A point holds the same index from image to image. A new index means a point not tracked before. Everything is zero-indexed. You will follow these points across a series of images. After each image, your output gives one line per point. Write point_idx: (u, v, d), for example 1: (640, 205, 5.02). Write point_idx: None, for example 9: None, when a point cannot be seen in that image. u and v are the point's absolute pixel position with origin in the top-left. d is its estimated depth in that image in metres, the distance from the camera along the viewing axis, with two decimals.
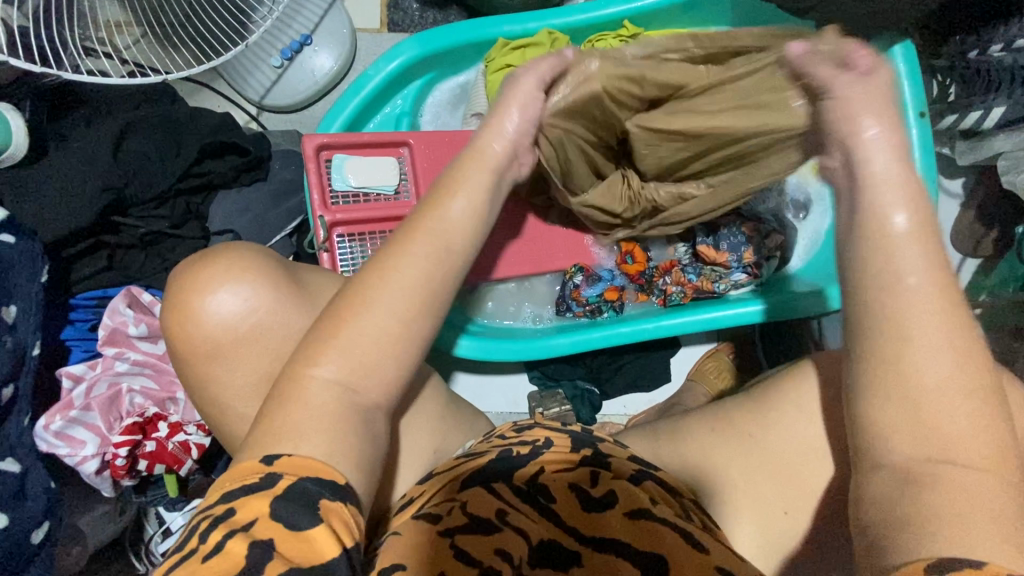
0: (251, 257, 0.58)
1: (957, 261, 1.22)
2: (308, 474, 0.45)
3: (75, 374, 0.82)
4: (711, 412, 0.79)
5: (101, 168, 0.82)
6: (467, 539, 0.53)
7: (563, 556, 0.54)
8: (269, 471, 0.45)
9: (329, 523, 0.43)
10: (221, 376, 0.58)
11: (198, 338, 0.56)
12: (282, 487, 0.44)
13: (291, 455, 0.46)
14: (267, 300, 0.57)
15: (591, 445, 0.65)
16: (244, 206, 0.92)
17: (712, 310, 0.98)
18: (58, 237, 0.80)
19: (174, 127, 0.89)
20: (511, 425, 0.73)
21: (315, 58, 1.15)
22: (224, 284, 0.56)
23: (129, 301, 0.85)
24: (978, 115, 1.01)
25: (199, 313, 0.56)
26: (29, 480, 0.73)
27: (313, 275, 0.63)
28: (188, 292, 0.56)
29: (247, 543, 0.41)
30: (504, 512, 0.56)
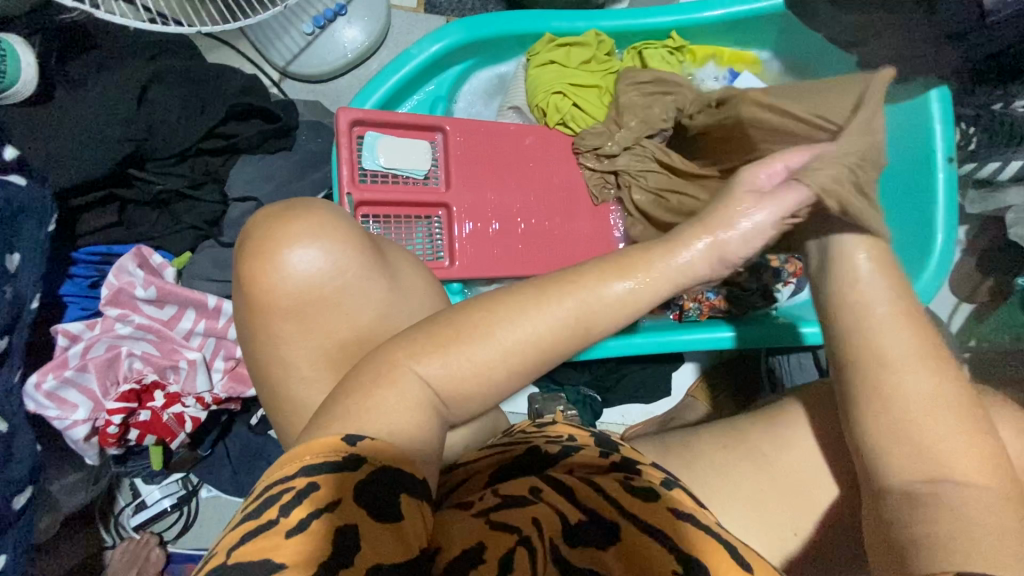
0: (334, 215, 0.55)
1: (951, 304, 1.27)
2: (384, 462, 0.43)
3: (72, 333, 0.77)
4: (717, 422, 0.75)
5: (123, 117, 0.77)
6: (503, 515, 0.51)
7: (600, 535, 0.52)
8: (352, 451, 0.42)
9: (408, 518, 0.41)
10: (251, 348, 0.55)
11: (275, 291, 0.52)
12: (363, 473, 0.42)
13: (374, 439, 0.44)
14: (352, 263, 0.54)
15: (618, 450, 0.63)
16: (267, 174, 0.88)
17: (768, 326, 0.98)
18: (70, 185, 0.75)
19: (201, 83, 0.84)
20: (529, 421, 0.74)
21: (347, 29, 1.11)
22: (317, 238, 0.53)
23: (138, 261, 0.81)
24: (995, 166, 1.06)
25: (283, 267, 0.52)
26: (15, 443, 0.68)
27: (391, 248, 0.61)
28: (274, 238, 0.52)
29: (332, 527, 0.39)
30: (537, 490, 0.55)
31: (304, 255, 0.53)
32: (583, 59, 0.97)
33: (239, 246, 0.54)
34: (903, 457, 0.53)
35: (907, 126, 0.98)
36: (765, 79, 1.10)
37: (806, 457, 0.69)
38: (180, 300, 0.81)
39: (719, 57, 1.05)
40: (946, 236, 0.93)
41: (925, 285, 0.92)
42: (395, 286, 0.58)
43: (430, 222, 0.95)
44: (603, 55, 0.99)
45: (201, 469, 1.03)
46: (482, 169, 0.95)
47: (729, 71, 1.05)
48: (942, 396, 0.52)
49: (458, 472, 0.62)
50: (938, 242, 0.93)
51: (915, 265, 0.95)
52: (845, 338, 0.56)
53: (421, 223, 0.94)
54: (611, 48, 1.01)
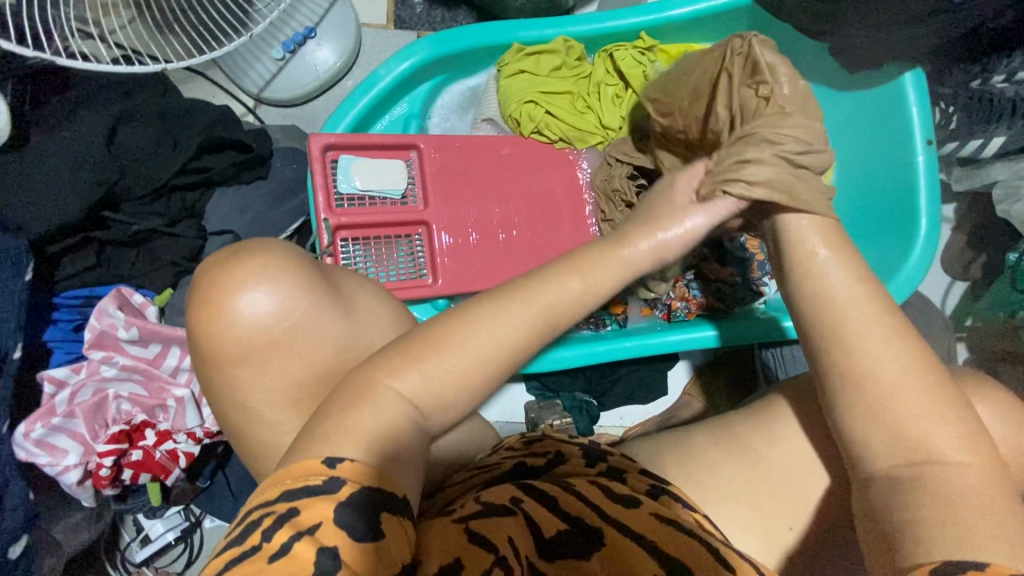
0: (285, 255, 0.55)
1: (945, 283, 1.25)
2: (369, 480, 0.42)
3: (58, 379, 0.77)
4: (708, 423, 0.74)
5: (94, 160, 0.77)
6: (481, 525, 0.51)
7: (585, 542, 0.54)
8: (332, 474, 0.42)
9: (392, 535, 0.41)
10: (225, 388, 0.56)
11: (229, 339, 0.53)
12: (345, 494, 0.41)
13: (353, 459, 0.43)
14: (300, 305, 0.53)
15: (603, 459, 0.66)
16: (244, 206, 0.88)
17: (755, 322, 0.98)
18: (46, 233, 0.75)
19: (171, 118, 0.84)
20: (518, 438, 0.73)
21: (318, 51, 1.11)
22: (261, 284, 0.52)
23: (118, 302, 0.81)
24: (979, 144, 1.04)
25: (231, 314, 0.52)
26: (7, 494, 0.69)
27: (350, 279, 0.60)
28: (222, 287, 0.52)
29: (315, 547, 0.39)
30: (518, 500, 0.56)
31: (255, 299, 0.53)
32: (553, 67, 0.97)
33: (191, 297, 0.54)
34: (881, 444, 0.53)
35: (883, 111, 0.97)
36: None
37: (797, 455, 0.69)
38: (163, 338, 0.81)
39: (691, 54, 1.04)
40: (930, 218, 0.92)
41: (912, 268, 0.91)
42: (354, 320, 0.57)
43: (411, 241, 0.94)
44: (573, 61, 0.99)
45: (201, 501, 1.03)
46: (461, 183, 0.95)
47: None
48: (913, 388, 0.53)
49: (443, 495, 0.62)
50: (922, 225, 0.92)
51: (900, 250, 0.94)
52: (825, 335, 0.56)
53: (401, 242, 0.94)
54: (582, 53, 1.00)
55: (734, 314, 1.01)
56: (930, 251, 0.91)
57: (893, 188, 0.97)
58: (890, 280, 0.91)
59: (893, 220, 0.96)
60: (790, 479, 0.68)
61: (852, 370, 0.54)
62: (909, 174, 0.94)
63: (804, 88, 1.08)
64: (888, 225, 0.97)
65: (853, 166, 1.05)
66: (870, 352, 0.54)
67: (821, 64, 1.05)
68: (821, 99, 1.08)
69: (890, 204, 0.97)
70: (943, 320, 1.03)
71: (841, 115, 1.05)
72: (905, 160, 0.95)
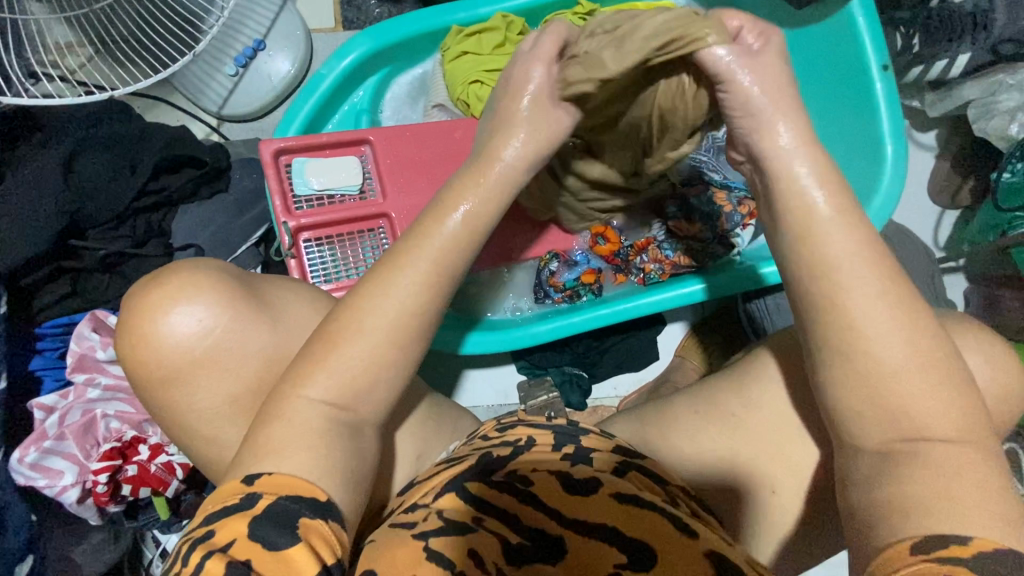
0: (200, 273, 0.61)
1: (935, 214, 1.19)
2: (284, 492, 0.48)
3: (47, 405, 0.81)
4: (696, 390, 0.73)
5: (53, 192, 0.80)
6: (445, 545, 0.53)
7: (549, 548, 0.56)
8: (248, 491, 0.48)
9: (307, 539, 0.46)
10: (192, 390, 0.61)
11: (156, 359, 0.59)
12: (261, 507, 0.47)
13: (271, 473, 0.49)
14: (225, 318, 0.60)
15: (574, 441, 0.65)
16: (206, 219, 0.91)
17: (725, 273, 0.96)
18: (17, 266, 0.79)
19: (125, 143, 0.87)
20: (494, 423, 0.72)
21: (270, 62, 1.13)
22: (178, 303, 0.59)
23: (93, 324, 0.84)
24: (945, 64, 1.01)
25: (161, 334, 0.59)
26: (9, 516, 0.72)
27: (275, 290, 0.66)
28: (144, 312, 0.58)
29: (224, 563, 0.44)
30: (480, 518, 0.57)
31: (181, 316, 0.59)
32: (494, 44, 0.96)
33: (117, 328, 0.61)
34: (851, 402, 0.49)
35: (835, 42, 0.95)
36: None
37: (771, 400, 0.68)
38: None
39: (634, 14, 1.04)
40: (895, 142, 0.89)
41: (884, 196, 0.87)
42: (278, 328, 0.63)
43: (375, 234, 0.95)
44: (515, 36, 0.98)
45: None
46: (415, 173, 0.95)
47: None
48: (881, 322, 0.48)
49: (413, 491, 0.62)
50: (889, 151, 0.89)
51: (869, 181, 0.91)
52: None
53: (365, 237, 0.95)
54: (523, 27, 1.00)
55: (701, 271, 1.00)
56: (900, 175, 0.88)
57: (858, 118, 0.94)
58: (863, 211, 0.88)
59: (862, 154, 0.94)
60: (763, 427, 0.67)
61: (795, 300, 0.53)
62: (868, 100, 0.91)
63: None
64: (857, 160, 0.94)
65: (815, 101, 1.02)
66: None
67: (771, 4, 1.02)
68: None
69: (856, 134, 0.94)
70: (926, 254, 1.00)
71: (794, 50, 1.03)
72: (863, 88, 0.92)
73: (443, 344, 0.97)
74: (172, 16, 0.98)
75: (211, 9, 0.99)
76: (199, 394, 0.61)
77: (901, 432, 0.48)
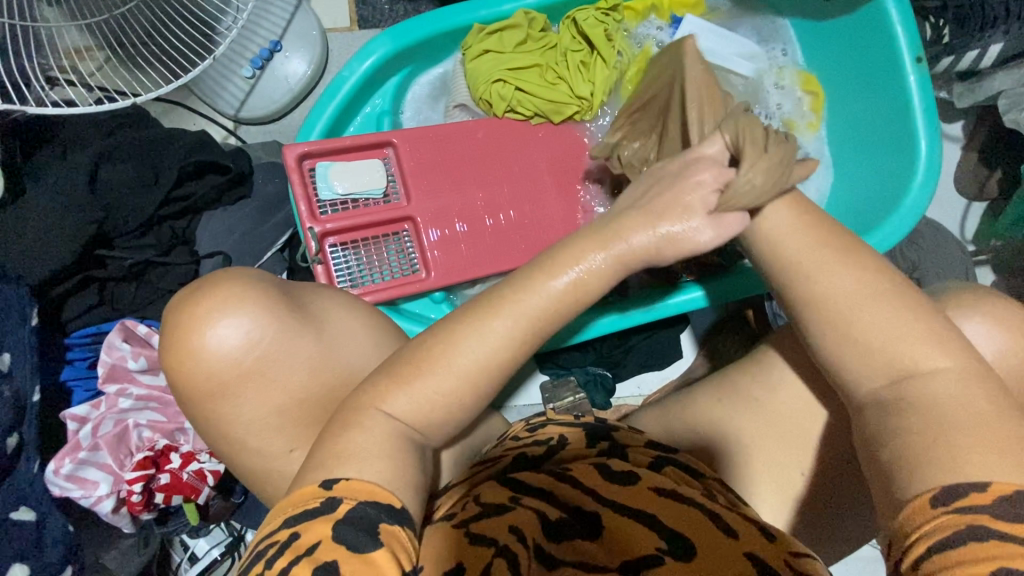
0: (231, 286, 0.61)
1: (962, 206, 1.17)
2: (365, 497, 0.47)
3: (79, 416, 0.81)
4: (717, 379, 0.71)
5: (80, 201, 0.79)
6: (483, 525, 0.53)
7: (588, 531, 0.54)
8: (328, 495, 0.47)
9: (389, 545, 0.45)
10: (232, 403, 0.60)
11: (205, 376, 0.59)
12: (342, 511, 0.46)
13: (348, 479, 0.48)
14: (263, 327, 0.60)
15: (608, 437, 0.65)
16: (231, 225, 0.90)
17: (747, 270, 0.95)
18: (47, 277, 0.78)
19: (150, 150, 0.86)
20: (523, 424, 0.71)
21: (287, 64, 1.12)
22: (217, 317, 0.59)
23: (125, 334, 0.83)
24: (976, 54, 0.98)
25: (208, 345, 0.59)
26: (46, 528, 0.72)
27: (310, 294, 0.65)
28: (189, 329, 0.59)
29: (311, 566, 0.44)
30: (518, 498, 0.56)
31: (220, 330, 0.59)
32: (517, 41, 0.95)
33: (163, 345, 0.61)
34: (866, 381, 0.53)
35: (865, 36, 0.93)
36: (712, 17, 1.05)
37: (805, 402, 0.66)
38: None
39: (658, 8, 1.02)
40: (929, 137, 0.87)
41: (919, 191, 0.85)
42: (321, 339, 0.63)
43: (399, 238, 0.94)
44: (537, 32, 0.97)
45: (240, 515, 1.04)
46: (438, 175, 0.94)
47: (670, 19, 1.02)
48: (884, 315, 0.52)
49: (448, 496, 0.59)
50: (923, 147, 0.87)
51: (902, 177, 0.89)
52: (799, 269, 0.56)
53: (389, 241, 0.94)
54: (545, 23, 0.98)
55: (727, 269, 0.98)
56: (934, 172, 0.87)
57: (889, 113, 0.92)
58: (896, 207, 0.86)
59: (890, 151, 0.92)
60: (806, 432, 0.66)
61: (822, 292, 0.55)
62: (902, 94, 0.90)
63: (781, 24, 1.04)
64: (886, 157, 0.92)
65: (843, 95, 1.00)
66: (851, 297, 0.53)
67: None
68: (800, 33, 1.03)
69: (889, 127, 0.92)
70: (959, 249, 0.97)
71: (822, 42, 1.01)
72: (896, 82, 0.91)
73: None
74: (188, 19, 0.97)
75: (227, 11, 0.98)
76: (239, 405, 0.60)
77: (908, 385, 0.51)
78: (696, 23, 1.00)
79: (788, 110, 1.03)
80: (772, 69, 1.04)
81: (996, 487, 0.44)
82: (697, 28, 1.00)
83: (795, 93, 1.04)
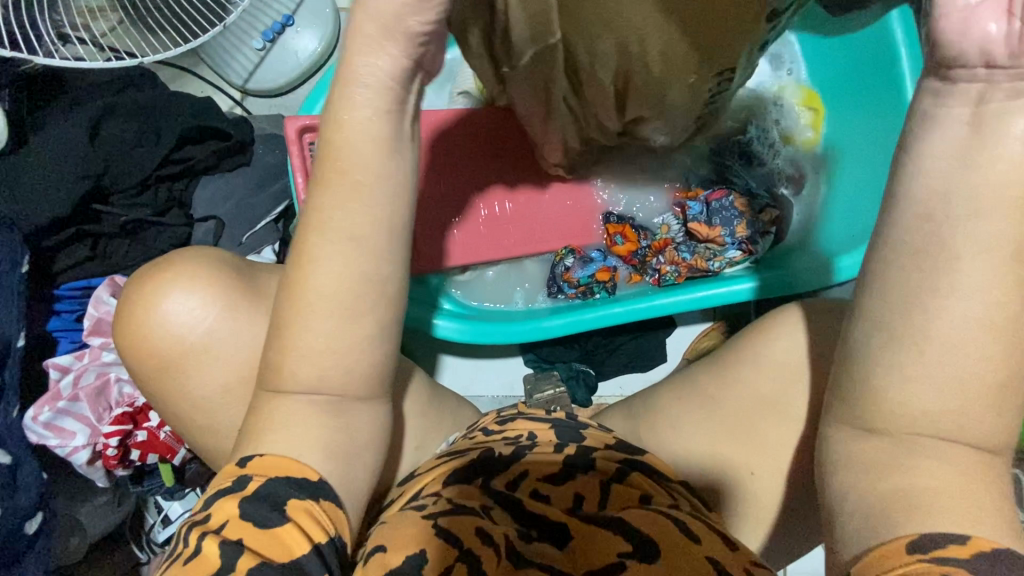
0: (185, 262, 0.62)
1: None
2: (276, 473, 0.49)
3: (62, 365, 0.82)
4: (677, 379, 0.71)
5: (80, 154, 0.80)
6: (450, 522, 0.53)
7: (555, 536, 0.54)
8: (240, 474, 0.49)
9: (295, 516, 0.48)
10: (210, 358, 0.61)
11: (163, 344, 0.60)
12: (251, 488, 0.48)
13: (261, 456, 0.50)
14: (217, 300, 0.61)
15: (575, 441, 0.63)
16: (227, 192, 0.91)
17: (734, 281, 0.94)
18: (40, 227, 0.79)
19: (152, 111, 0.87)
20: (495, 416, 0.71)
21: (298, 39, 1.12)
22: (171, 291, 0.60)
23: (112, 290, 0.84)
24: None
25: (157, 326, 0.60)
26: (20, 473, 0.73)
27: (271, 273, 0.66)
28: (145, 301, 0.60)
29: (217, 542, 0.45)
30: (488, 507, 0.57)
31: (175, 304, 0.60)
32: None
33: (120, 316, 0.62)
34: None
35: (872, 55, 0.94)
36: None
37: None
38: None
39: None
40: None
41: None
42: None
43: None
44: None
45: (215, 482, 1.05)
46: (438, 157, 0.95)
47: None
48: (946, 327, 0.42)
49: (413, 484, 0.61)
50: None
51: None
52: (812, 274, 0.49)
53: None
54: None
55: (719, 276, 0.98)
56: None
57: (884, 133, 0.93)
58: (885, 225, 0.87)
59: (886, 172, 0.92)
60: None
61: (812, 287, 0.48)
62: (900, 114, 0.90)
63: (789, 38, 1.05)
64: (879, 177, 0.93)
65: (844, 114, 1.01)
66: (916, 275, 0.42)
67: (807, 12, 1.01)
68: (807, 49, 1.04)
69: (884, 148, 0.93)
70: None
71: (829, 60, 1.02)
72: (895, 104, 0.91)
73: (442, 329, 0.97)
74: None
75: None
76: (215, 364, 0.61)
77: None
78: None
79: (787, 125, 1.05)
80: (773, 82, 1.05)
81: (975, 544, 0.39)
82: None
83: (795, 108, 1.05)
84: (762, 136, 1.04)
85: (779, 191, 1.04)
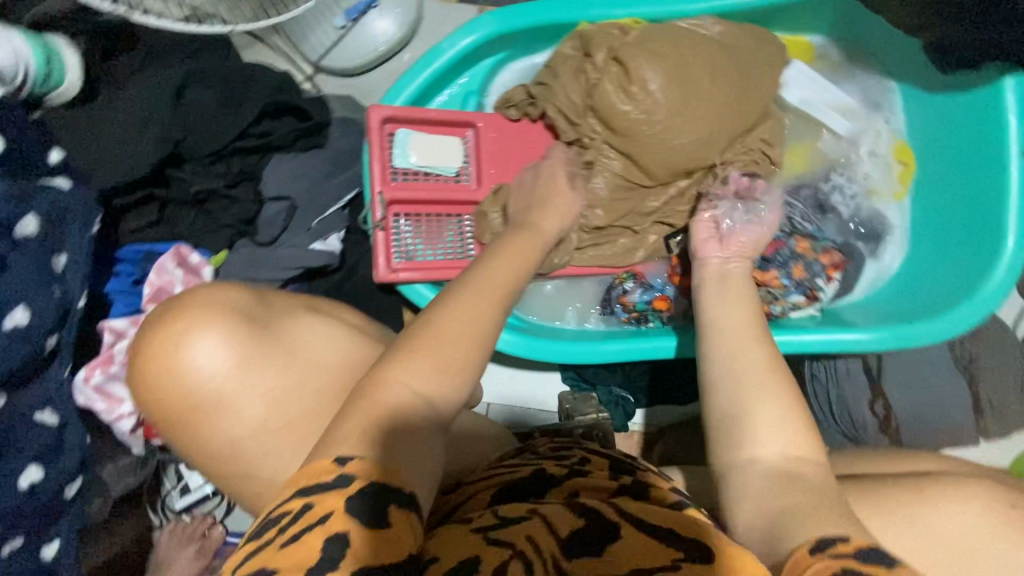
0: (205, 303, 0.60)
1: None
2: (379, 476, 0.41)
3: (117, 329, 0.80)
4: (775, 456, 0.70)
5: (162, 118, 0.79)
6: (499, 532, 0.48)
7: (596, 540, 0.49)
8: (342, 470, 0.41)
9: (397, 525, 0.39)
10: (249, 381, 0.60)
11: (189, 392, 0.58)
12: (357, 487, 0.40)
13: (361, 457, 0.42)
14: (241, 346, 0.59)
15: (630, 475, 0.61)
16: (301, 173, 0.88)
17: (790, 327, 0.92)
18: (112, 187, 0.78)
19: (234, 80, 0.84)
20: (547, 443, 0.72)
21: (379, 22, 1.10)
22: (194, 337, 0.58)
23: (177, 259, 0.83)
24: None
25: (179, 374, 0.58)
26: (66, 436, 0.72)
27: (291, 311, 0.66)
28: (164, 351, 0.57)
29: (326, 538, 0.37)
30: (531, 512, 0.51)
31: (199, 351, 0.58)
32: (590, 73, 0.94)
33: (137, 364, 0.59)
34: None
35: (977, 118, 0.89)
36: (821, 68, 1.04)
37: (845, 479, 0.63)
38: None
39: None
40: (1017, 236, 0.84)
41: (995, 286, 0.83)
42: None
43: (461, 220, 0.93)
44: None
45: None
46: (511, 164, 0.93)
47: None
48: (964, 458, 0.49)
49: (461, 491, 0.60)
50: (1009, 244, 0.84)
51: (977, 270, 0.86)
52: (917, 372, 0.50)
53: (451, 221, 0.93)
54: None
55: (782, 321, 0.91)
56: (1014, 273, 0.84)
57: (977, 201, 0.89)
58: (968, 298, 0.84)
59: (972, 242, 0.89)
60: None
61: (750, 402, 0.57)
62: (999, 184, 0.86)
63: (890, 86, 1.01)
64: (963, 245, 0.90)
65: (935, 172, 0.97)
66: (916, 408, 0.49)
67: (913, 60, 0.97)
68: (908, 99, 1.00)
69: (975, 216, 0.90)
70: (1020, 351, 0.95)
71: (928, 114, 0.97)
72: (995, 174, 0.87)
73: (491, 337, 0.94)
74: None
75: None
76: (260, 388, 0.60)
77: None
78: (803, 71, 0.98)
79: (875, 178, 1.02)
80: (865, 131, 1.02)
81: None
82: (802, 76, 0.99)
83: (885, 160, 1.01)
84: (846, 187, 1.01)
85: (856, 244, 1.00)
